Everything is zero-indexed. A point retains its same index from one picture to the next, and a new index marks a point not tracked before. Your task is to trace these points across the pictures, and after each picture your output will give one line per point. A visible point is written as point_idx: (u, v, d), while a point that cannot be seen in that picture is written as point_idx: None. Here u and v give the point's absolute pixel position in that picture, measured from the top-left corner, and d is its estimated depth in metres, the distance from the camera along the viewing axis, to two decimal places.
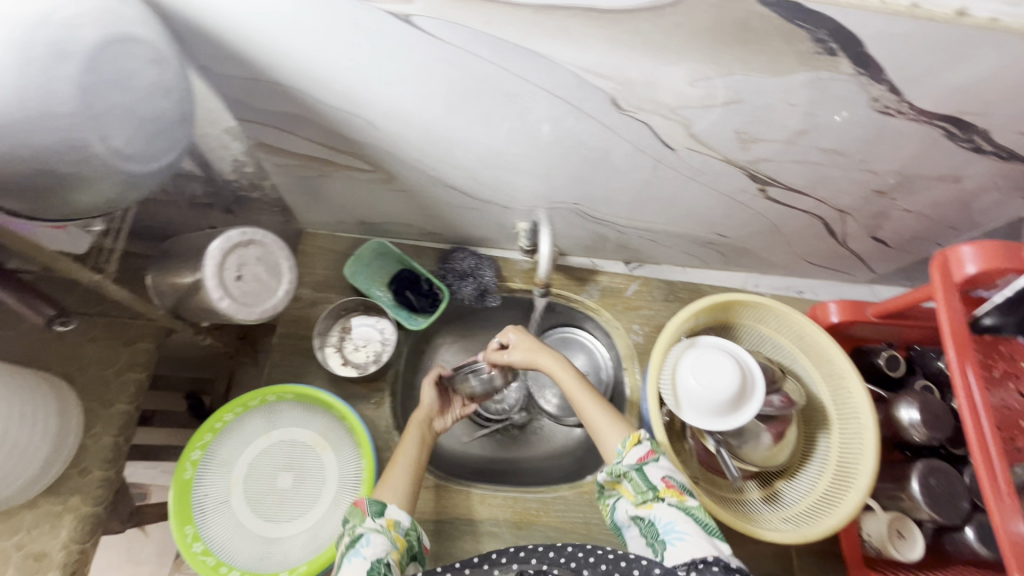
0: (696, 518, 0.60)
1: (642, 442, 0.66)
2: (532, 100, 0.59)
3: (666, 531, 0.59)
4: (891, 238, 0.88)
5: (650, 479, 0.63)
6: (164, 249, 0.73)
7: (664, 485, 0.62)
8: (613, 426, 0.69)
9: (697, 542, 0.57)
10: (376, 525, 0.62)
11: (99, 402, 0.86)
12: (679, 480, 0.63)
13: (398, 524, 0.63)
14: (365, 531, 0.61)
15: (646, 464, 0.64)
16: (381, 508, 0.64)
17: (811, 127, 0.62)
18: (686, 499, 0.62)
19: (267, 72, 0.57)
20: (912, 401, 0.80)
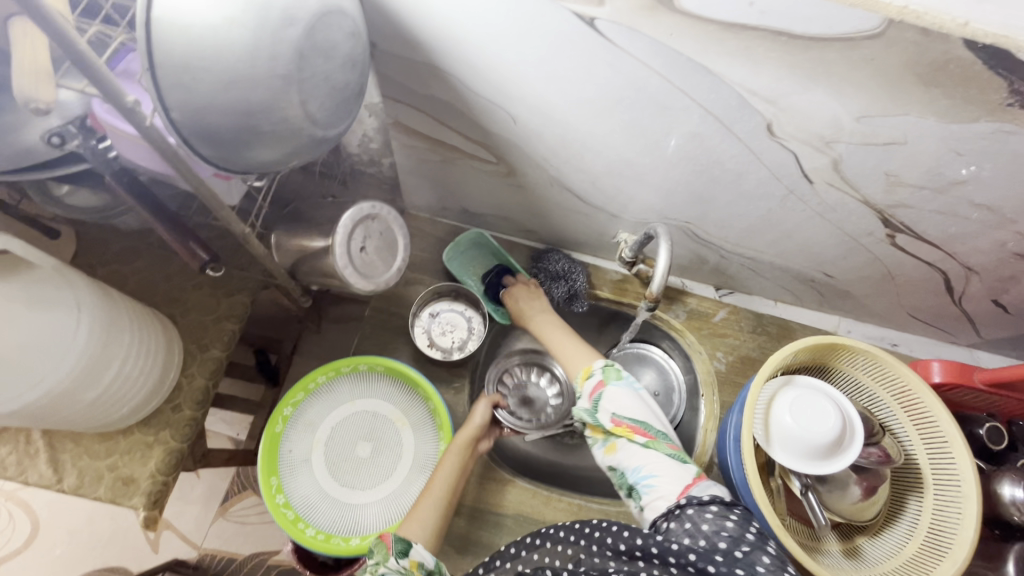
0: (660, 454, 0.60)
1: (592, 377, 0.68)
2: (684, 114, 0.59)
3: (638, 478, 0.60)
4: (1014, 304, 0.83)
5: (601, 420, 0.64)
6: (289, 212, 0.77)
7: (613, 424, 0.63)
8: (579, 354, 0.74)
9: (668, 485, 0.58)
10: (398, 566, 0.58)
11: (197, 345, 0.91)
12: (629, 415, 0.62)
13: (421, 566, 0.60)
14: (386, 573, 0.57)
15: (596, 403, 0.65)
16: (405, 547, 0.60)
17: (969, 178, 0.59)
18: (638, 434, 0.61)
19: (431, 57, 0.59)
20: (1018, 478, 0.75)
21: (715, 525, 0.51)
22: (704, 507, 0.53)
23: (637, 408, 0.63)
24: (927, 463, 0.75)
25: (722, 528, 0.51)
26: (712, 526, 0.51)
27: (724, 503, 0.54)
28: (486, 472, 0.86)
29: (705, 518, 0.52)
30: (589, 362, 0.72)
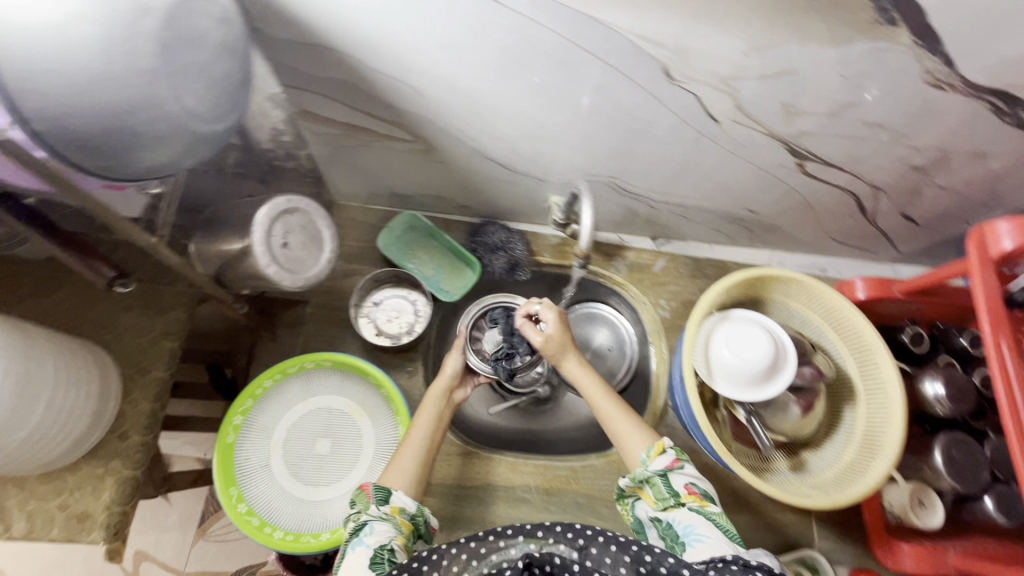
0: (718, 524, 0.58)
1: (666, 451, 0.65)
2: (584, 68, 0.60)
3: (687, 534, 0.57)
4: (921, 216, 0.89)
5: (673, 485, 0.62)
6: (206, 218, 0.74)
7: (686, 492, 0.61)
8: (635, 431, 0.68)
9: (716, 545, 0.55)
10: (380, 512, 0.60)
11: (136, 369, 0.87)
12: (702, 487, 0.62)
13: (402, 511, 0.61)
14: (369, 519, 0.59)
15: (670, 470, 0.63)
16: (386, 495, 0.62)
17: (858, 100, 0.62)
18: (708, 504, 0.60)
19: (321, 36, 0.57)
20: (935, 375, 0.82)
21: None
22: (748, 570, 0.46)
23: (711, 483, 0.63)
24: (857, 374, 0.80)
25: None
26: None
27: (771, 571, 0.47)
28: (450, 448, 0.87)
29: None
30: (650, 441, 0.67)
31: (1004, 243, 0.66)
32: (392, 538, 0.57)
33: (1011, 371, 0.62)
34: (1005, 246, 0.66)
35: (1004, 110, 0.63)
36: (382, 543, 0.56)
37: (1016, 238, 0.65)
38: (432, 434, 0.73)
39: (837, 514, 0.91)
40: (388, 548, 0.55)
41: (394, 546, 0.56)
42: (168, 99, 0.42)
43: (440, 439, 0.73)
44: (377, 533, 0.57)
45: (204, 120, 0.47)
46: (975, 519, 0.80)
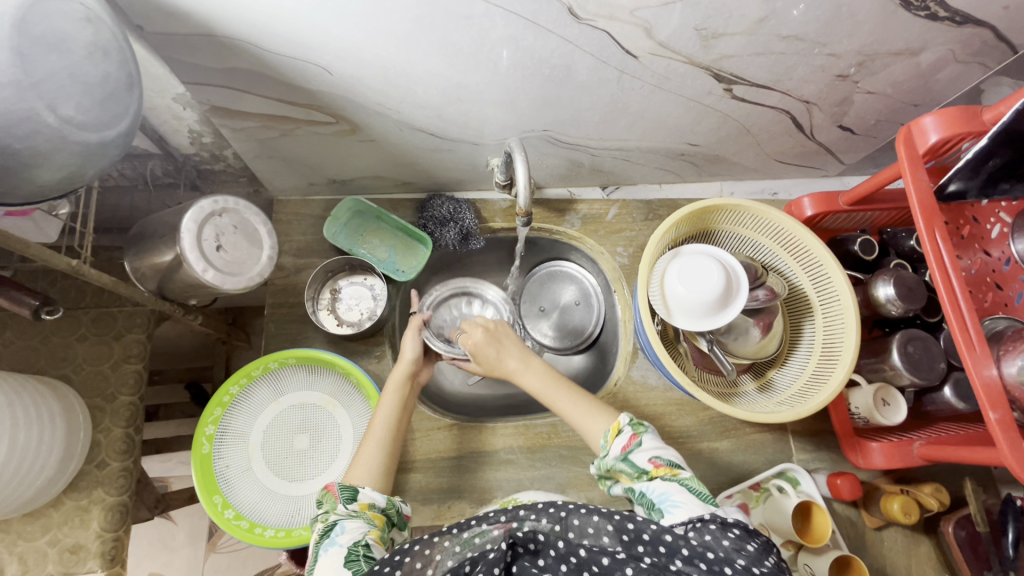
0: (689, 487, 0.58)
1: (622, 431, 0.67)
2: (488, 20, 0.58)
3: (661, 502, 0.57)
4: (857, 124, 0.89)
5: (639, 463, 0.63)
6: (138, 233, 0.72)
7: (653, 466, 0.62)
8: (594, 416, 0.72)
9: (691, 508, 0.55)
10: (350, 510, 0.60)
11: (103, 397, 0.86)
12: (667, 456, 0.62)
13: (372, 506, 0.62)
14: (338, 519, 0.59)
15: (630, 452, 0.64)
16: (353, 493, 0.62)
17: (769, 13, 0.61)
18: (678, 472, 0.60)
19: (205, 23, 0.55)
20: (887, 278, 0.83)
21: (735, 545, 0.49)
22: (727, 526, 0.50)
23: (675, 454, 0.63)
24: (811, 289, 0.82)
25: (742, 548, 0.48)
26: (733, 544, 0.49)
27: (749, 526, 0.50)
28: (429, 424, 0.88)
29: (725, 535, 0.49)
30: (608, 424, 0.71)
31: (930, 136, 0.67)
32: (365, 533, 0.58)
33: (948, 262, 0.64)
34: (931, 140, 0.67)
35: (914, 4, 0.62)
36: (356, 541, 0.56)
37: (942, 130, 0.66)
38: (394, 424, 0.73)
39: (811, 425, 0.94)
40: (363, 544, 0.56)
41: (369, 541, 0.57)
42: (40, 111, 0.41)
43: (405, 427, 0.74)
44: (348, 531, 0.57)
45: (90, 129, 0.45)
46: (936, 409, 0.84)
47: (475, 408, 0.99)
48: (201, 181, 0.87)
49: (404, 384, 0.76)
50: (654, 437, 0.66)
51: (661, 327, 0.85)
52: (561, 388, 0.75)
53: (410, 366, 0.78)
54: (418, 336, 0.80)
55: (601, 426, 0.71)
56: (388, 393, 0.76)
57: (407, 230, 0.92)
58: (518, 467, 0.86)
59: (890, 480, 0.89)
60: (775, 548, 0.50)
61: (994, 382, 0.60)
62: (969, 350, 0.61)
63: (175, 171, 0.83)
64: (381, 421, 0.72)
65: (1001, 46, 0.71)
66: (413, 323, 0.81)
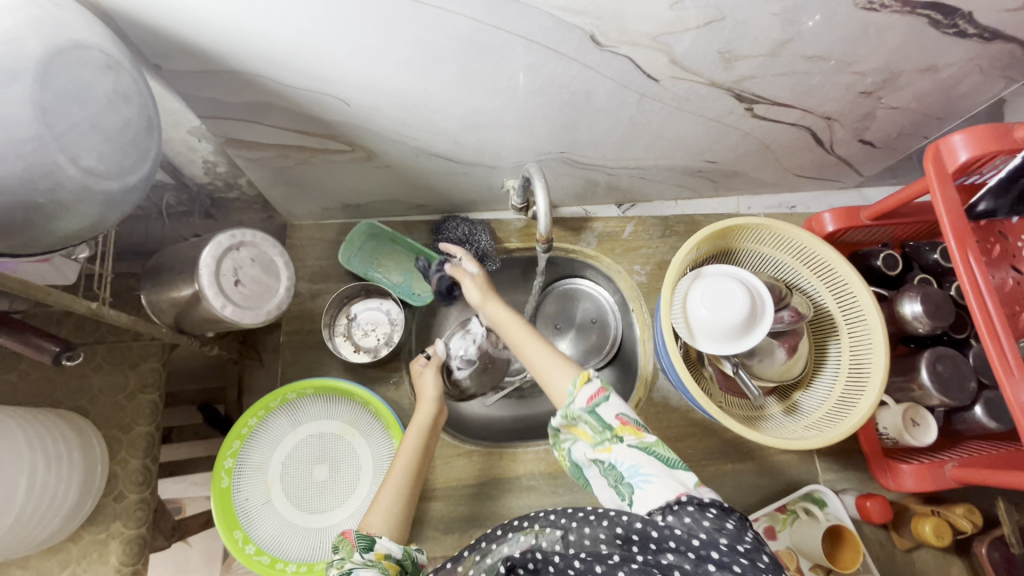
0: (657, 455, 0.58)
1: (591, 381, 0.64)
2: (509, 49, 0.57)
3: (632, 475, 0.57)
4: (878, 138, 0.88)
5: (605, 419, 0.61)
6: (154, 265, 0.71)
7: (619, 424, 0.60)
8: (561, 372, 0.67)
9: (664, 480, 0.55)
10: (365, 559, 0.58)
11: (119, 428, 0.85)
12: (634, 417, 0.61)
13: (388, 555, 0.60)
14: (353, 567, 0.57)
15: (598, 405, 0.61)
16: (369, 542, 0.60)
17: (794, 35, 0.60)
18: (645, 436, 0.59)
19: (223, 59, 0.54)
20: (914, 295, 0.82)
21: (714, 525, 0.50)
22: (704, 507, 0.51)
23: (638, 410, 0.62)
24: (837, 308, 0.80)
25: (723, 526, 0.50)
26: (713, 524, 0.50)
27: (723, 502, 0.52)
28: (449, 450, 0.87)
29: (704, 516, 0.51)
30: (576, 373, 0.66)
31: (960, 155, 0.65)
32: None
33: (982, 283, 0.62)
34: (961, 158, 0.65)
35: (943, 22, 0.61)
36: None
37: (972, 148, 0.65)
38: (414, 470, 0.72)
39: (837, 444, 0.93)
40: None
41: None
42: (63, 164, 0.40)
43: (422, 473, 0.72)
44: None
45: (112, 178, 0.44)
46: (967, 428, 0.82)
47: (494, 432, 0.98)
48: (215, 209, 0.86)
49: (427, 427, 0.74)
50: None
51: (683, 350, 0.83)
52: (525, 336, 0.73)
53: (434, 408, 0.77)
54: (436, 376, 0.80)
55: (565, 381, 0.67)
56: (409, 438, 0.74)
57: (422, 254, 0.91)
58: (540, 493, 0.85)
59: (921, 500, 0.87)
60: (752, 522, 0.52)
61: None
62: (1007, 374, 0.60)
63: (188, 201, 0.82)
64: (402, 464, 0.70)
65: None
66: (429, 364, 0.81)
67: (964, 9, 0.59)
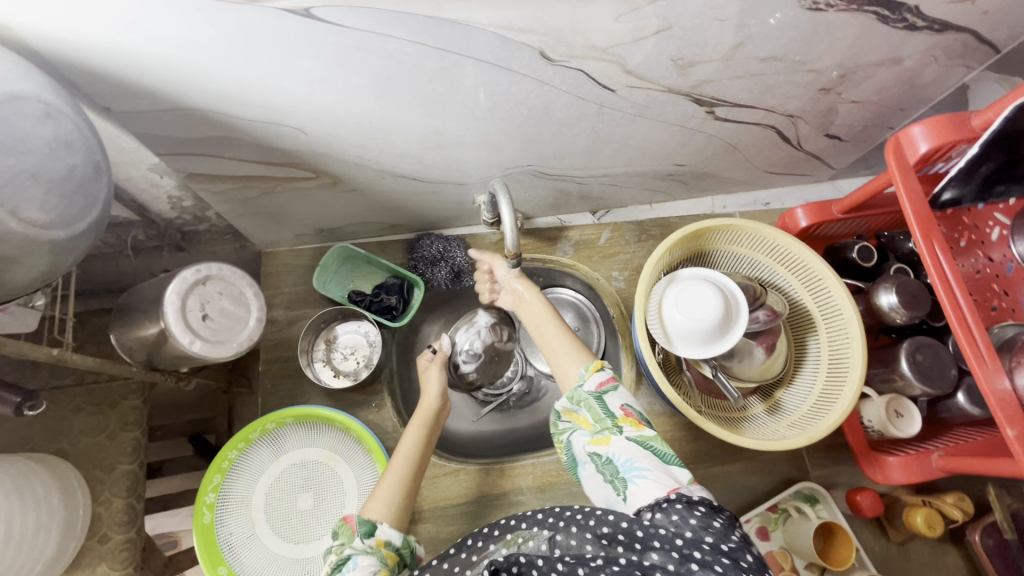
0: (654, 450, 0.59)
1: (604, 368, 0.65)
2: (460, 70, 0.57)
3: (627, 468, 0.58)
4: (845, 132, 0.88)
5: (609, 407, 0.62)
6: (123, 304, 0.71)
7: (622, 414, 0.62)
8: (570, 357, 0.69)
9: (658, 476, 0.56)
10: (365, 546, 0.59)
11: (101, 468, 0.84)
12: (638, 411, 0.63)
13: (388, 544, 0.60)
14: (352, 553, 0.58)
15: (605, 393, 0.63)
16: (371, 527, 0.60)
17: (745, 38, 0.60)
18: (644, 430, 0.61)
19: (173, 96, 0.54)
20: (889, 286, 0.82)
21: (702, 522, 0.51)
22: (693, 505, 0.52)
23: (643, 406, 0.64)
24: (813, 304, 0.80)
25: (709, 525, 0.50)
26: (700, 522, 0.51)
27: (712, 502, 0.53)
28: (436, 470, 0.86)
29: (691, 514, 0.51)
30: (583, 362, 0.68)
31: (920, 146, 0.65)
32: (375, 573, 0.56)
33: (950, 273, 0.62)
34: (922, 149, 0.65)
35: (891, 17, 0.61)
36: None
37: (931, 139, 0.65)
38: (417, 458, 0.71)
39: (825, 440, 0.92)
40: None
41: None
42: (3, 217, 0.39)
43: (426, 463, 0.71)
44: (360, 568, 0.56)
45: (58, 226, 0.44)
46: (951, 415, 0.82)
47: (481, 448, 0.97)
48: (185, 242, 0.86)
49: (429, 420, 0.74)
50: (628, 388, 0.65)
51: (662, 356, 0.83)
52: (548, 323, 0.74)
53: (437, 403, 0.77)
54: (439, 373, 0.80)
55: (572, 367, 0.68)
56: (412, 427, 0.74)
57: (397, 273, 0.91)
58: (529, 508, 0.84)
59: (912, 491, 0.86)
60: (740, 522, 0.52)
61: (1009, 397, 0.58)
62: (980, 363, 0.59)
63: (157, 236, 0.82)
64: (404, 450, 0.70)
65: (983, 48, 0.70)
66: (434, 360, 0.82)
67: (910, 3, 0.59)
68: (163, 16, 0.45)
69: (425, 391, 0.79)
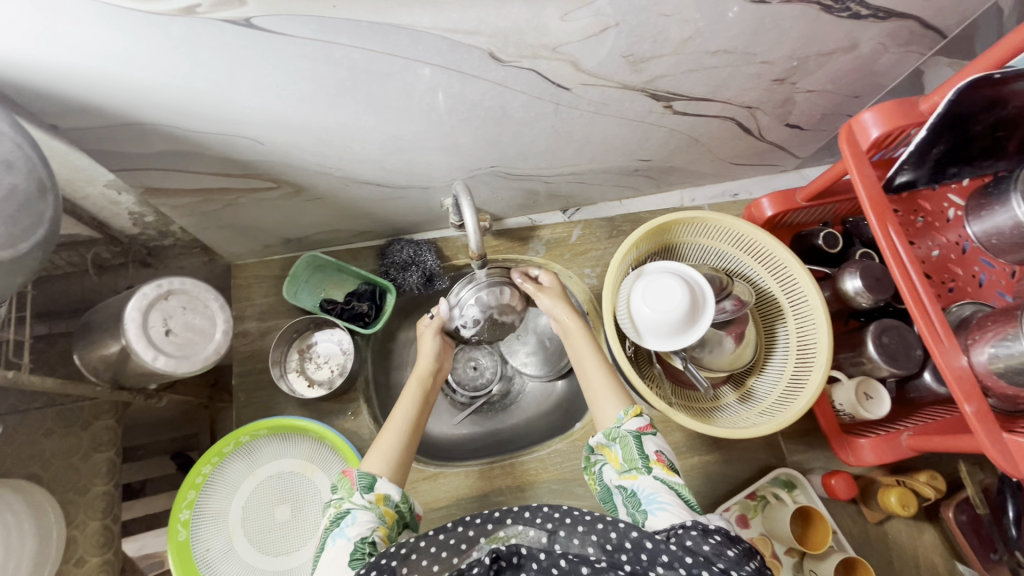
0: (679, 492, 0.58)
1: (642, 415, 0.66)
2: (410, 74, 0.57)
3: (648, 501, 0.57)
4: (804, 121, 0.89)
5: (645, 449, 0.62)
6: (87, 323, 0.72)
7: (656, 457, 0.61)
8: (607, 396, 0.70)
9: (678, 511, 0.55)
10: (364, 501, 0.60)
11: (75, 490, 0.81)
12: (671, 459, 0.62)
13: (388, 499, 0.62)
14: (351, 507, 0.60)
15: (644, 433, 0.63)
16: (370, 482, 0.62)
17: (693, 32, 0.61)
18: (672, 476, 0.60)
19: (121, 112, 0.54)
20: (854, 271, 0.83)
21: (714, 550, 0.49)
22: (708, 532, 0.50)
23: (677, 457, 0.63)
24: (780, 292, 0.81)
25: (722, 553, 0.48)
26: (713, 548, 0.49)
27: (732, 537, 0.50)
28: (414, 475, 0.86)
29: (706, 540, 0.49)
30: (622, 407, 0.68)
31: (872, 132, 0.67)
32: (374, 529, 0.58)
33: (904, 254, 0.63)
34: (873, 135, 0.66)
35: (835, 7, 0.62)
36: (362, 537, 0.57)
37: (882, 124, 0.66)
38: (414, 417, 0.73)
39: (800, 425, 0.94)
40: (370, 541, 0.56)
41: (376, 538, 0.57)
42: None
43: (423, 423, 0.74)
44: (357, 524, 0.58)
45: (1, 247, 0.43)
46: (920, 396, 0.82)
47: (461, 450, 0.97)
48: (151, 257, 0.85)
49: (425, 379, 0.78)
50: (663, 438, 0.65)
51: (634, 350, 0.84)
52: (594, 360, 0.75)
53: (433, 367, 0.81)
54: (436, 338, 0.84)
55: (613, 409, 0.69)
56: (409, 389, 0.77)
57: (369, 279, 0.91)
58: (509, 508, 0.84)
59: (886, 471, 0.88)
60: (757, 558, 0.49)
61: (966, 374, 0.59)
62: (937, 342, 0.60)
63: (122, 253, 0.81)
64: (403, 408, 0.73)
65: (930, 33, 0.71)
66: (432, 325, 0.85)
67: None
68: (102, 32, 0.45)
69: (421, 356, 0.83)
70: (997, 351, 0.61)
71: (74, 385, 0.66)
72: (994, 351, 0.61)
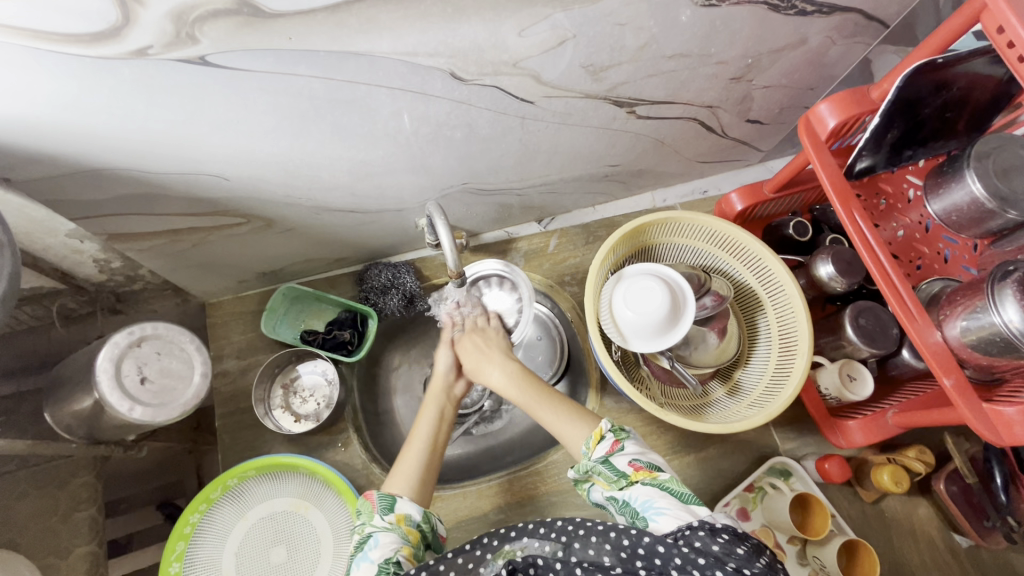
0: (671, 490, 0.56)
1: (604, 439, 0.63)
2: (373, 99, 0.56)
3: (645, 509, 0.55)
4: (764, 116, 0.91)
5: (618, 467, 0.59)
6: (58, 379, 0.70)
7: (632, 469, 0.59)
8: (569, 421, 0.67)
9: (678, 513, 0.53)
10: (386, 522, 0.60)
11: (55, 554, 0.74)
12: (647, 459, 0.59)
13: (409, 518, 0.61)
14: (373, 531, 0.59)
15: (612, 455, 0.61)
16: (391, 503, 0.62)
17: (648, 39, 0.62)
18: (658, 474, 0.58)
19: (78, 158, 0.53)
20: (826, 257, 0.84)
21: (725, 549, 0.47)
22: (716, 532, 0.49)
23: (654, 458, 0.61)
24: (758, 284, 0.83)
25: (733, 551, 0.47)
26: (723, 548, 0.47)
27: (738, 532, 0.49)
28: None
29: (715, 540, 0.48)
30: (588, 429, 0.65)
31: (828, 122, 0.68)
32: (398, 549, 0.57)
33: (871, 237, 0.65)
34: (830, 125, 0.68)
35: (781, 6, 0.64)
36: (387, 557, 0.56)
37: (837, 114, 0.68)
38: (435, 435, 0.72)
39: (789, 413, 0.95)
40: (394, 561, 0.56)
41: (400, 557, 0.56)
42: None
43: (445, 436, 0.73)
44: (381, 545, 0.57)
45: None
46: (900, 372, 0.84)
47: (458, 471, 0.96)
48: (121, 303, 0.83)
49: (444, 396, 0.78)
50: (636, 440, 0.63)
51: (621, 354, 0.85)
52: (532, 394, 0.72)
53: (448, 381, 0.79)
54: (449, 351, 0.82)
55: (573, 431, 0.66)
56: (429, 405, 0.76)
57: (349, 306, 0.89)
58: (511, 525, 0.83)
59: (877, 450, 0.89)
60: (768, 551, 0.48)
61: (941, 349, 0.61)
62: (911, 320, 0.62)
63: (89, 301, 0.79)
64: (421, 429, 0.72)
65: (874, 24, 0.74)
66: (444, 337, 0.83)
67: None
68: (48, 83, 0.44)
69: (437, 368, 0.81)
70: (968, 324, 0.62)
71: (47, 445, 0.64)
72: (965, 324, 0.62)
